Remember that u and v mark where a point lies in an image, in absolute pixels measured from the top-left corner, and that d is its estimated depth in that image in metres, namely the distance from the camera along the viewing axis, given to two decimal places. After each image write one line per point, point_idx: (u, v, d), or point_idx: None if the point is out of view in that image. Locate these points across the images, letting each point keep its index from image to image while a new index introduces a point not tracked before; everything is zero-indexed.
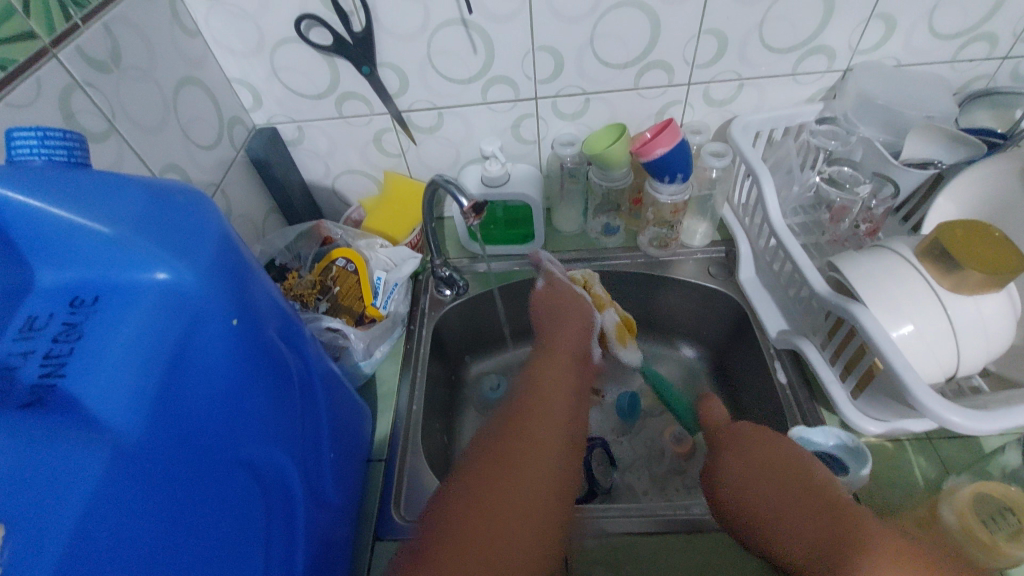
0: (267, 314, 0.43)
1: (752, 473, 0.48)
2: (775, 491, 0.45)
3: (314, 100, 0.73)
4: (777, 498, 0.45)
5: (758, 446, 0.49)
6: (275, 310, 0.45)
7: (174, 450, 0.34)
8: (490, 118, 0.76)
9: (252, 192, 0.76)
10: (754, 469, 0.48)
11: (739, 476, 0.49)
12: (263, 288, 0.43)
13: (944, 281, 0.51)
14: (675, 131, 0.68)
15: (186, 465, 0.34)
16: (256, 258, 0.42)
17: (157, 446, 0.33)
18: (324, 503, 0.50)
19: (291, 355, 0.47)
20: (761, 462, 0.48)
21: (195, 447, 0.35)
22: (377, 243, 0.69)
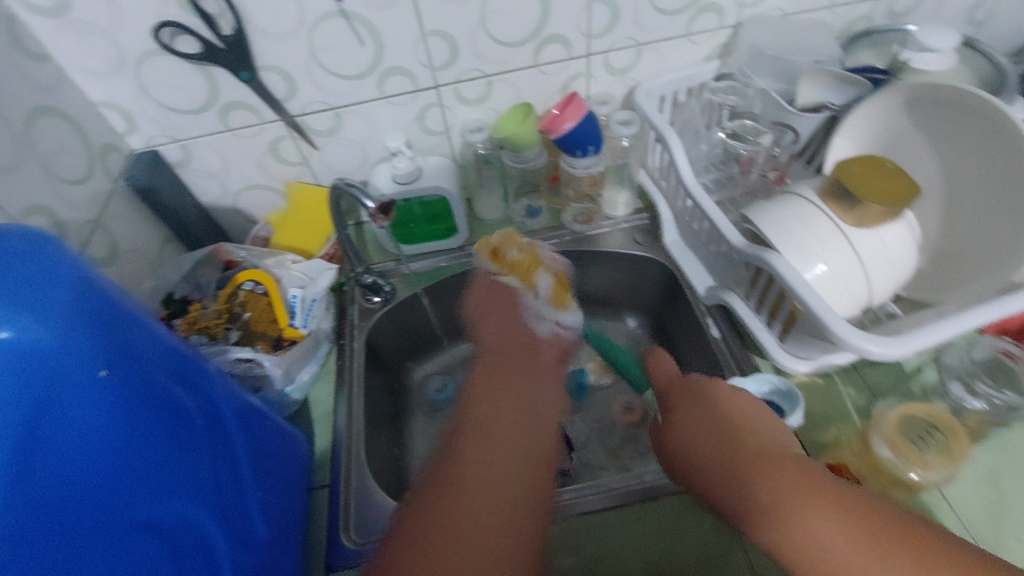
0: (148, 356, 0.39)
1: (711, 447, 0.42)
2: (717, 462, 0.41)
3: (196, 115, 0.67)
4: (733, 472, 0.39)
5: (704, 420, 0.44)
6: (159, 353, 0.40)
7: (55, 526, 0.30)
8: (391, 112, 0.72)
9: (141, 223, 0.69)
10: (697, 436, 0.43)
11: (700, 452, 0.43)
12: (139, 330, 0.38)
13: (847, 217, 0.52)
14: (580, 104, 0.67)
15: (68, 540, 0.31)
16: (126, 299, 0.37)
17: (34, 528, 0.29)
18: (256, 545, 0.46)
19: (188, 395, 0.43)
20: (716, 434, 0.42)
21: (78, 519, 0.31)
22: (287, 260, 0.65)
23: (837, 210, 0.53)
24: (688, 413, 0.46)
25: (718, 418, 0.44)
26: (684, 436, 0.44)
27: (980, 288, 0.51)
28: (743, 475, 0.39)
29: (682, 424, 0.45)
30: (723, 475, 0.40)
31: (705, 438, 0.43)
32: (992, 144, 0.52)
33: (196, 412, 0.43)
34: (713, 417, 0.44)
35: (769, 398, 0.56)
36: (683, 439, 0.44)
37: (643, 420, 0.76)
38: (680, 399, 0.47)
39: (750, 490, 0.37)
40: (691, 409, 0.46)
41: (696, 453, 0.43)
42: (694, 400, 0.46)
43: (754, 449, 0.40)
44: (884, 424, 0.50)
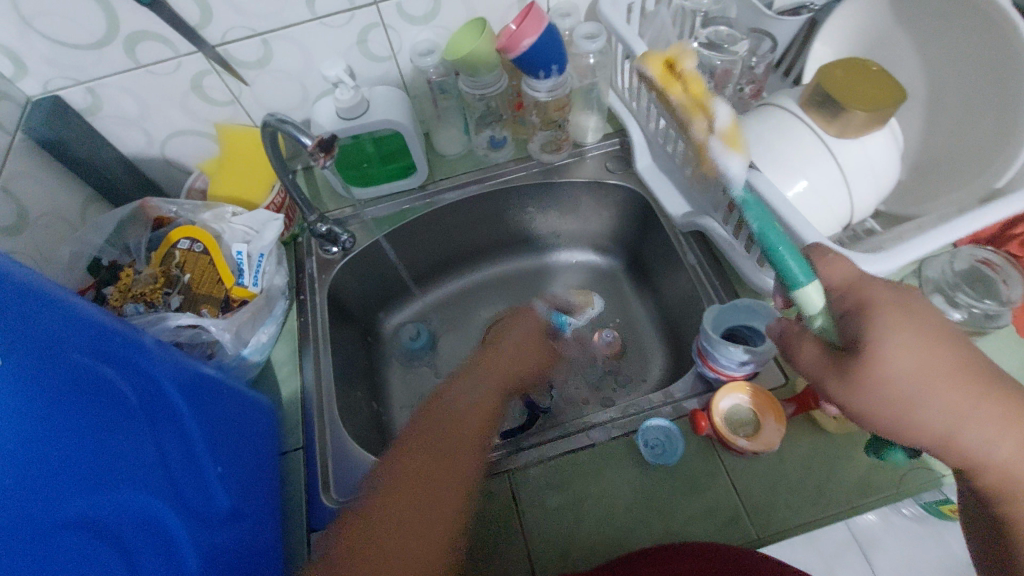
0: (56, 335, 0.35)
1: (941, 381, 0.35)
2: (950, 389, 0.35)
3: (97, 51, 0.57)
4: (978, 407, 0.35)
5: (936, 348, 0.34)
6: (72, 332, 0.36)
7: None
8: (328, 37, 0.64)
9: (55, 182, 0.61)
10: (924, 375, 0.35)
11: (927, 400, 0.35)
12: (47, 313, 0.35)
13: (830, 128, 0.49)
14: (539, 16, 0.60)
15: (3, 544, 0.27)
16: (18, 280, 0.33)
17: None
18: (221, 519, 0.44)
19: (118, 373, 0.39)
20: (940, 369, 0.34)
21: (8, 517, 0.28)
22: (227, 213, 0.59)
23: (819, 121, 0.50)
24: (904, 340, 0.35)
25: (945, 343, 0.35)
26: (908, 372, 0.35)
27: (969, 191, 0.49)
28: (986, 406, 0.35)
29: (903, 361, 0.34)
30: (963, 412, 0.35)
31: (947, 374, 0.35)
32: (972, 39, 0.49)
33: (129, 391, 0.39)
34: (940, 336, 0.35)
35: (749, 324, 0.55)
36: (914, 379, 0.35)
37: (624, 352, 0.76)
38: (921, 341, 0.34)
39: (990, 429, 0.35)
40: (921, 331, 0.35)
41: (920, 399, 0.35)
42: (921, 319, 0.35)
43: (972, 369, 0.35)
44: None
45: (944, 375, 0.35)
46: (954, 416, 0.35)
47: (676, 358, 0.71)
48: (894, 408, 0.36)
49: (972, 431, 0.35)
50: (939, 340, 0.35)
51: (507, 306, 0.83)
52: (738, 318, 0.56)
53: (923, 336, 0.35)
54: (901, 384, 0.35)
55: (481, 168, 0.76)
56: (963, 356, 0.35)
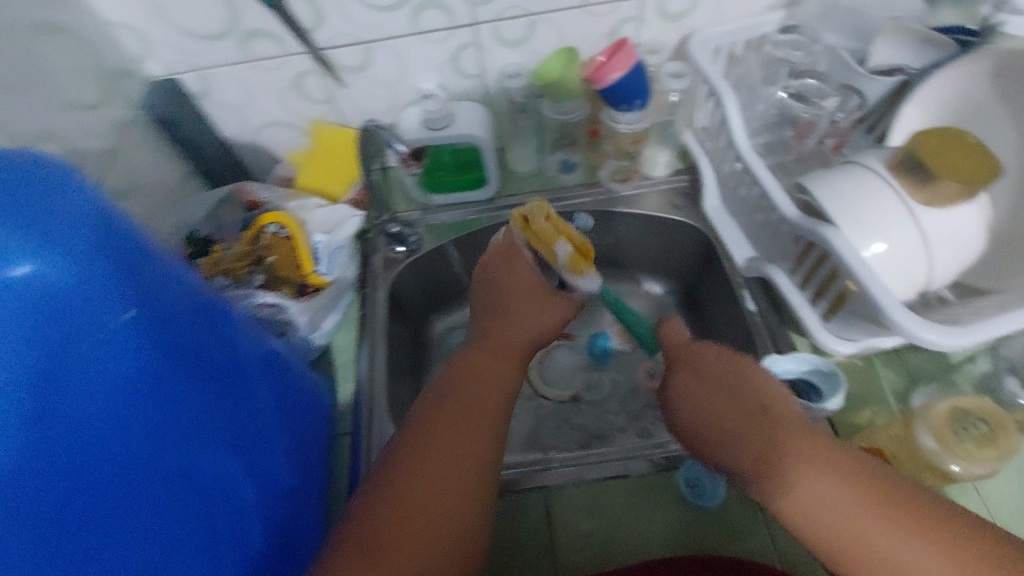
0: (174, 300, 0.38)
1: (712, 414, 0.44)
2: (718, 419, 0.43)
3: (217, 43, 0.62)
4: (739, 438, 0.41)
5: (697, 389, 0.45)
6: (180, 297, 0.39)
7: (81, 465, 0.30)
8: (425, 50, 0.67)
9: (162, 156, 0.66)
10: (698, 408, 0.45)
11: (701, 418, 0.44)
12: (163, 278, 0.38)
13: (917, 195, 0.49)
14: (628, 53, 0.62)
15: (92, 473, 0.30)
16: (145, 243, 0.36)
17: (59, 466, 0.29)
18: (284, 490, 0.47)
19: (212, 343, 0.42)
20: (705, 408, 0.44)
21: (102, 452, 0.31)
22: (311, 204, 0.63)
23: (905, 184, 0.49)
24: (679, 384, 0.47)
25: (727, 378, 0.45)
26: (686, 411, 0.46)
27: None
28: (739, 440, 0.41)
29: (686, 390, 0.46)
30: (725, 438, 0.42)
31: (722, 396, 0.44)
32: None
33: (218, 361, 0.42)
34: (733, 374, 0.45)
35: (808, 377, 0.54)
36: (687, 410, 0.45)
37: None
38: (684, 376, 0.47)
39: (745, 449, 0.41)
40: (699, 371, 0.46)
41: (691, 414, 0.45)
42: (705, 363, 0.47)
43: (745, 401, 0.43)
44: (931, 414, 0.45)
45: (710, 398, 0.44)
46: (722, 432, 0.42)
47: None
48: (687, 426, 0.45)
49: (730, 449, 0.42)
50: (710, 377, 0.46)
51: None
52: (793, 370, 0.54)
53: (698, 383, 0.46)
54: (681, 404, 0.46)
55: (549, 188, 0.78)
56: (736, 402, 0.43)
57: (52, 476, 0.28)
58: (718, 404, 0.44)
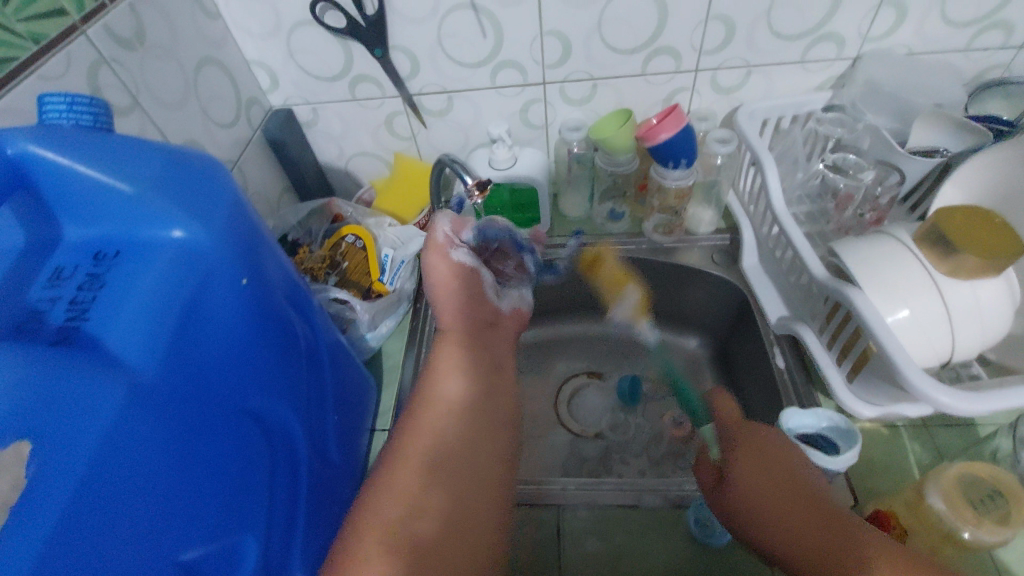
0: (279, 281, 0.46)
1: (767, 494, 0.44)
2: (776, 497, 0.44)
3: (329, 83, 0.75)
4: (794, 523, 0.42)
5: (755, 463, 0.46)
6: (284, 279, 0.47)
7: (185, 394, 0.37)
8: (498, 102, 0.77)
9: (268, 170, 0.78)
10: (753, 485, 0.45)
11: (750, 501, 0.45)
12: (275, 261, 0.46)
13: (940, 266, 0.51)
14: (679, 117, 0.68)
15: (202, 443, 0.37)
16: (269, 232, 0.45)
17: (169, 391, 0.35)
18: (332, 464, 0.52)
19: (299, 323, 0.49)
20: (765, 484, 0.45)
21: (200, 389, 0.38)
22: (385, 222, 0.72)
23: (930, 256, 0.52)
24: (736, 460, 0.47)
25: (779, 465, 0.45)
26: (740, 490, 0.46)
27: None
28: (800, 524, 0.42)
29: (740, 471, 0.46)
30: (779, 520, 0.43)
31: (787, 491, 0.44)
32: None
33: (302, 339, 0.49)
34: (785, 460, 0.46)
35: (826, 434, 0.55)
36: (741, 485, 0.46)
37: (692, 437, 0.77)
38: (742, 446, 0.48)
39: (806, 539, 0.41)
40: (751, 452, 0.47)
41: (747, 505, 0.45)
42: (765, 450, 0.47)
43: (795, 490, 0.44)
44: (942, 476, 0.47)
45: (768, 489, 0.44)
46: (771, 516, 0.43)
47: None
48: (731, 508, 0.46)
49: (792, 531, 0.42)
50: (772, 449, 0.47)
51: (586, 364, 0.89)
52: (810, 425, 0.55)
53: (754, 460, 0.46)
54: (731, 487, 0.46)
55: (597, 234, 0.85)
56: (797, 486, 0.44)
57: (165, 397, 0.35)
58: (775, 485, 0.44)
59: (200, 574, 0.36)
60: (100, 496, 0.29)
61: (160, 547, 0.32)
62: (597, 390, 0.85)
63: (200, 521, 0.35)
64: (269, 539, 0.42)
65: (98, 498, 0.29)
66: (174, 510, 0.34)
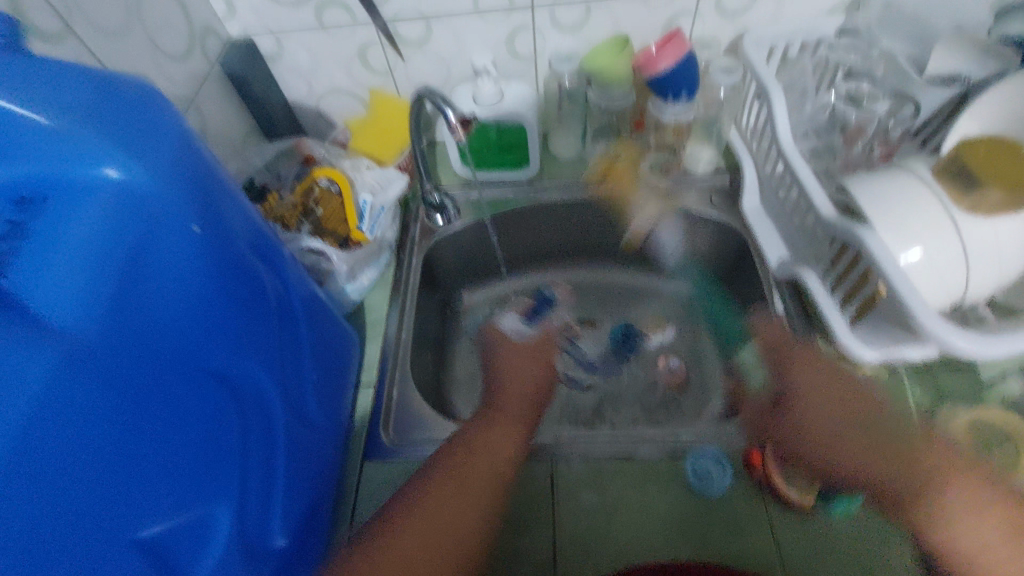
0: (239, 228, 0.42)
1: None
2: None
3: (292, 8, 0.67)
4: None
5: None
6: (246, 226, 0.43)
7: (140, 356, 0.33)
8: (482, 29, 0.70)
9: (232, 110, 0.72)
10: None
11: None
12: (235, 206, 0.41)
13: (960, 202, 0.48)
14: (680, 44, 0.63)
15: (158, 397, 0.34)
16: (226, 176, 0.40)
17: (117, 352, 0.32)
18: (312, 422, 0.50)
19: (268, 279, 0.45)
20: None
21: (158, 353, 0.34)
22: (362, 164, 0.67)
23: (949, 192, 0.49)
24: None
25: None
26: None
27: None
28: None
29: None
30: None
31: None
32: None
33: (271, 295, 0.45)
34: None
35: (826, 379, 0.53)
36: None
37: (686, 386, 0.76)
38: None
39: None
40: None
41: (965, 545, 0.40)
42: None
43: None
44: None
45: None
46: None
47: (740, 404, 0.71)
48: None
49: None
50: None
51: (579, 312, 0.85)
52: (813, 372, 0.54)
53: None
54: None
55: (589, 176, 0.80)
56: None
57: (112, 359, 0.31)
58: None
59: (165, 545, 0.33)
60: (35, 470, 0.27)
61: (113, 518, 0.30)
62: (589, 338, 0.83)
63: (159, 489, 0.33)
64: (245, 505, 0.40)
65: (32, 472, 0.27)
66: (128, 480, 0.31)
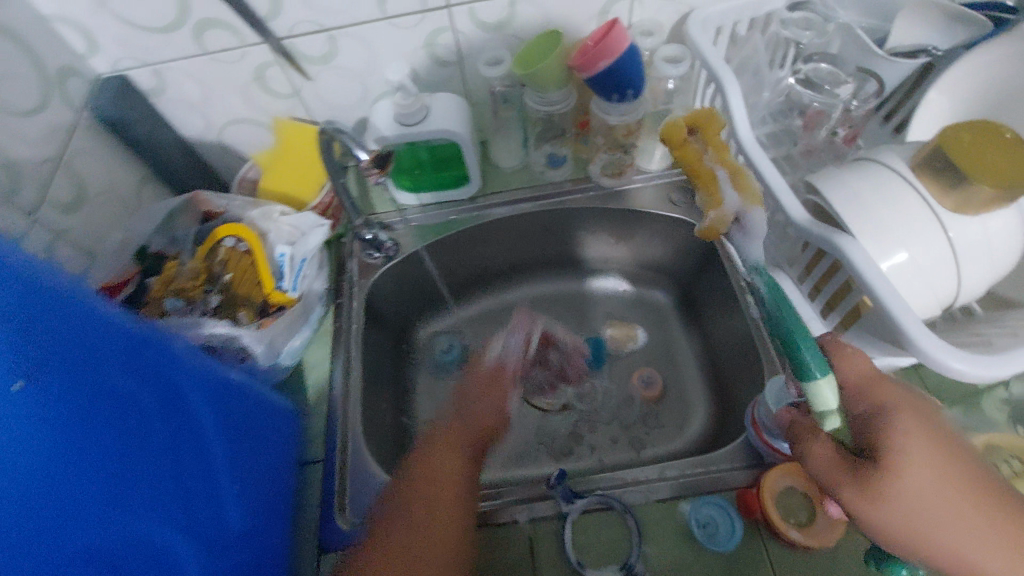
0: (93, 349, 0.33)
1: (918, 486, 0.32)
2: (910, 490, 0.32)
3: (166, 35, 0.57)
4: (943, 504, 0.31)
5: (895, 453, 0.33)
6: (104, 342, 0.34)
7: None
8: (394, 37, 0.61)
9: (115, 159, 0.61)
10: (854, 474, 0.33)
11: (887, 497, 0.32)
12: (82, 323, 0.33)
13: (946, 200, 0.43)
14: (620, 35, 0.55)
15: None
16: (62, 290, 0.32)
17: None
18: (237, 542, 0.42)
19: (148, 403, 0.37)
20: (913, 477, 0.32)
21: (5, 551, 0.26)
22: (274, 211, 0.57)
23: (929, 187, 0.44)
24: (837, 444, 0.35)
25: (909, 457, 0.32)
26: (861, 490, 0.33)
27: None
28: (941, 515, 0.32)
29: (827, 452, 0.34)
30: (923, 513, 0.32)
31: (917, 481, 0.31)
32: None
33: (155, 418, 0.37)
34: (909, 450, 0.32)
35: None
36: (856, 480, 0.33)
37: (663, 397, 0.72)
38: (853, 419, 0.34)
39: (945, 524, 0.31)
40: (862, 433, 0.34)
41: None
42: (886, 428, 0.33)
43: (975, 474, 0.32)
44: None
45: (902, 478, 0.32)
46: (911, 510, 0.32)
47: (722, 415, 0.67)
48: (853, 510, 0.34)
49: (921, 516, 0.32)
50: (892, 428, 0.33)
51: None
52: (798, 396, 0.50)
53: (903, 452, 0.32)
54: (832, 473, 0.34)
55: (536, 186, 0.72)
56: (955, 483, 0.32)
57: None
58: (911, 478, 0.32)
59: None
60: None
61: None
62: None
63: None
64: None
65: None
66: None
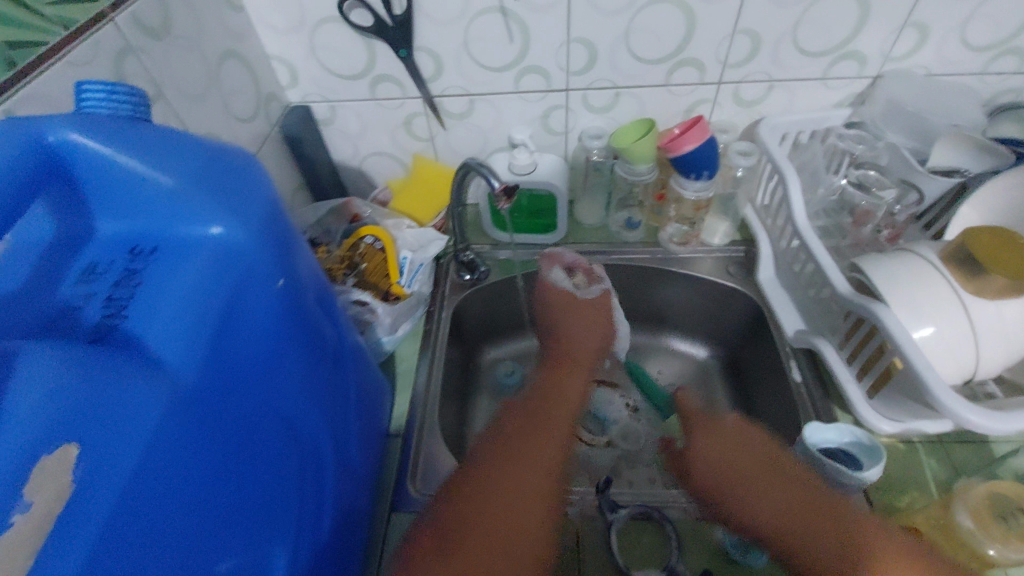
0: (308, 280, 0.45)
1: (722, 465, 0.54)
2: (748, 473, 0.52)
3: (350, 81, 0.73)
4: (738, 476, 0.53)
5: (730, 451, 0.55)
6: (313, 282, 0.46)
7: (202, 416, 0.34)
8: (520, 107, 0.77)
9: (284, 167, 0.77)
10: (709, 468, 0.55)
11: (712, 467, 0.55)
12: (306, 259, 0.44)
13: (967, 286, 0.52)
14: (703, 128, 0.69)
15: (235, 450, 0.36)
16: (301, 231, 0.43)
17: (184, 410, 0.33)
18: (353, 471, 0.52)
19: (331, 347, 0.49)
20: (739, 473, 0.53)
21: (218, 401, 0.36)
22: (404, 223, 0.71)
23: (956, 275, 0.53)
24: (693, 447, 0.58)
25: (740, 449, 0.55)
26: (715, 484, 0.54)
27: None
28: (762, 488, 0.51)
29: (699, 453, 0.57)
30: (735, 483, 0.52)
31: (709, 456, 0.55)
32: None
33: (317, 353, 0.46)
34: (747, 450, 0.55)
35: (847, 447, 0.55)
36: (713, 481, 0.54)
37: None
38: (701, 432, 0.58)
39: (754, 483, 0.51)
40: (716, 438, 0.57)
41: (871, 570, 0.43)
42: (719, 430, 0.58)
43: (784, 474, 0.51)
44: (969, 495, 0.47)
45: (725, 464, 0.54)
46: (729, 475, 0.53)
47: None
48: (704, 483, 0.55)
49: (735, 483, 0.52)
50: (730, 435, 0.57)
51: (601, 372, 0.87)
52: (833, 439, 0.55)
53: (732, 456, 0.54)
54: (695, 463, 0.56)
55: (612, 241, 0.84)
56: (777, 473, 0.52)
57: (176, 416, 0.32)
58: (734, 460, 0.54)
59: None
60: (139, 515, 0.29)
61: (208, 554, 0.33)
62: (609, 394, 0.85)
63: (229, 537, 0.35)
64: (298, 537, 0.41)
65: (139, 505, 0.29)
66: (212, 515, 0.34)
